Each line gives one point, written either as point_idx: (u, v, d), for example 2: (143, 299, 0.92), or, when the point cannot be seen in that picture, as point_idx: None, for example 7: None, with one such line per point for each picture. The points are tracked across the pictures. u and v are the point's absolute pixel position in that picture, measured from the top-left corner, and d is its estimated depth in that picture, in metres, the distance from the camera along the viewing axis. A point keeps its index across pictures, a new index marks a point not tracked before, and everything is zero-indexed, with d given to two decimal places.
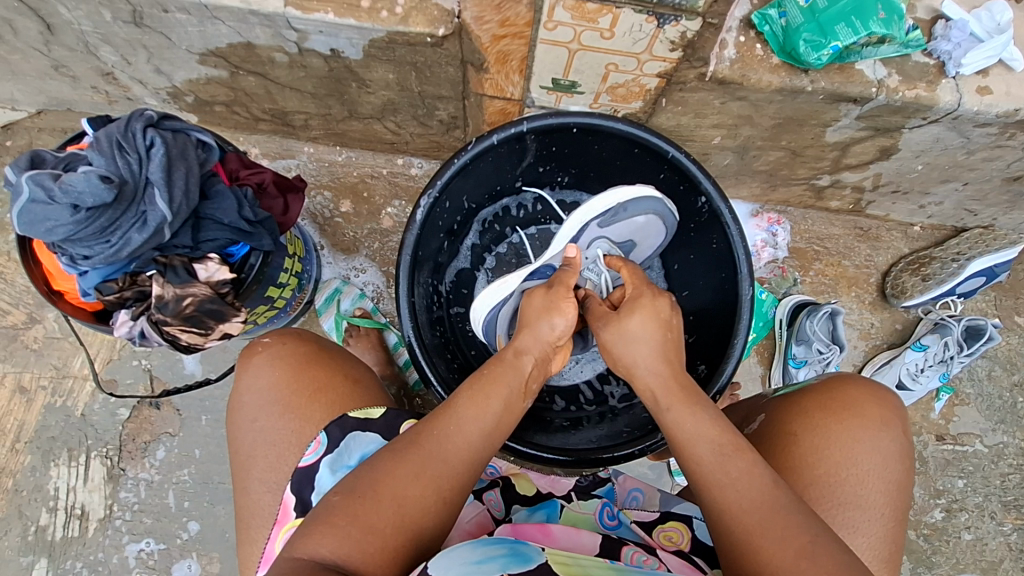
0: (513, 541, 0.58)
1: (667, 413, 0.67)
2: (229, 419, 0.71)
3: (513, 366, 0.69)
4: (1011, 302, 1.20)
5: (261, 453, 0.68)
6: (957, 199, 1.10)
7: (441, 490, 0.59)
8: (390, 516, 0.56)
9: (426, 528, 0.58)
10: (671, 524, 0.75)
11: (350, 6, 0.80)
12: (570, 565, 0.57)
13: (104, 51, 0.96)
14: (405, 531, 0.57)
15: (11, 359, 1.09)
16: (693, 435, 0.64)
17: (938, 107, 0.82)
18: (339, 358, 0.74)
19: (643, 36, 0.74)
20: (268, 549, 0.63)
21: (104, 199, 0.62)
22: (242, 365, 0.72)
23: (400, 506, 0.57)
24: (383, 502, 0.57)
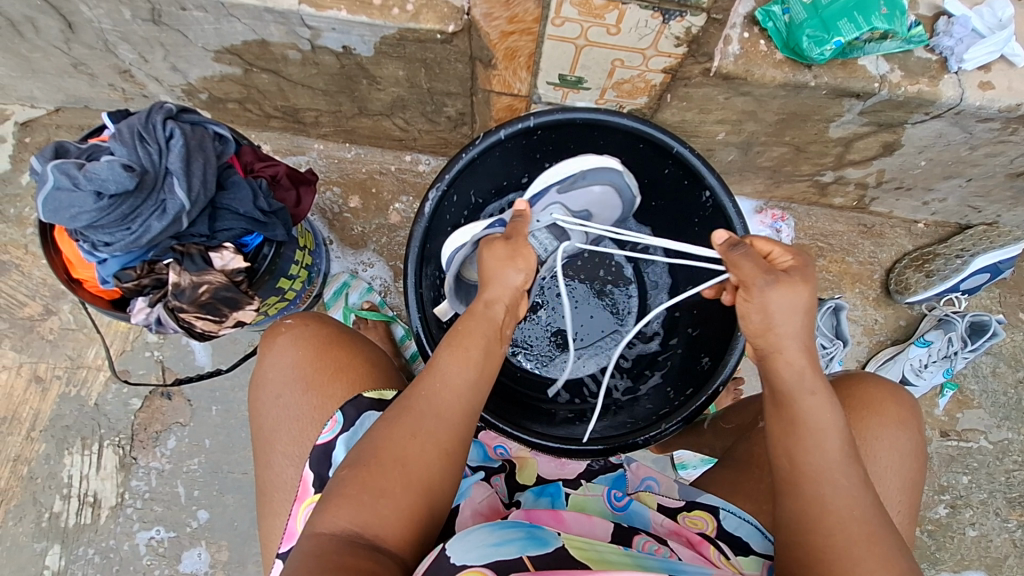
0: (530, 525, 0.59)
1: (807, 397, 0.63)
2: (253, 395, 0.73)
3: (482, 314, 0.69)
4: (1015, 298, 1.20)
5: (285, 428, 0.70)
6: (960, 195, 1.11)
7: (440, 444, 0.61)
8: (396, 479, 0.58)
9: (438, 483, 0.60)
10: (696, 512, 0.74)
11: (362, 4, 0.82)
12: (587, 549, 0.58)
13: (122, 49, 0.98)
14: (416, 490, 0.59)
15: (27, 349, 1.11)
16: (826, 426, 0.61)
17: (940, 102, 0.83)
18: (359, 341, 0.76)
19: (649, 31, 0.76)
20: (291, 526, 0.65)
21: (126, 187, 0.64)
22: (265, 345, 0.73)
23: (403, 467, 0.59)
24: (387, 467, 0.59)
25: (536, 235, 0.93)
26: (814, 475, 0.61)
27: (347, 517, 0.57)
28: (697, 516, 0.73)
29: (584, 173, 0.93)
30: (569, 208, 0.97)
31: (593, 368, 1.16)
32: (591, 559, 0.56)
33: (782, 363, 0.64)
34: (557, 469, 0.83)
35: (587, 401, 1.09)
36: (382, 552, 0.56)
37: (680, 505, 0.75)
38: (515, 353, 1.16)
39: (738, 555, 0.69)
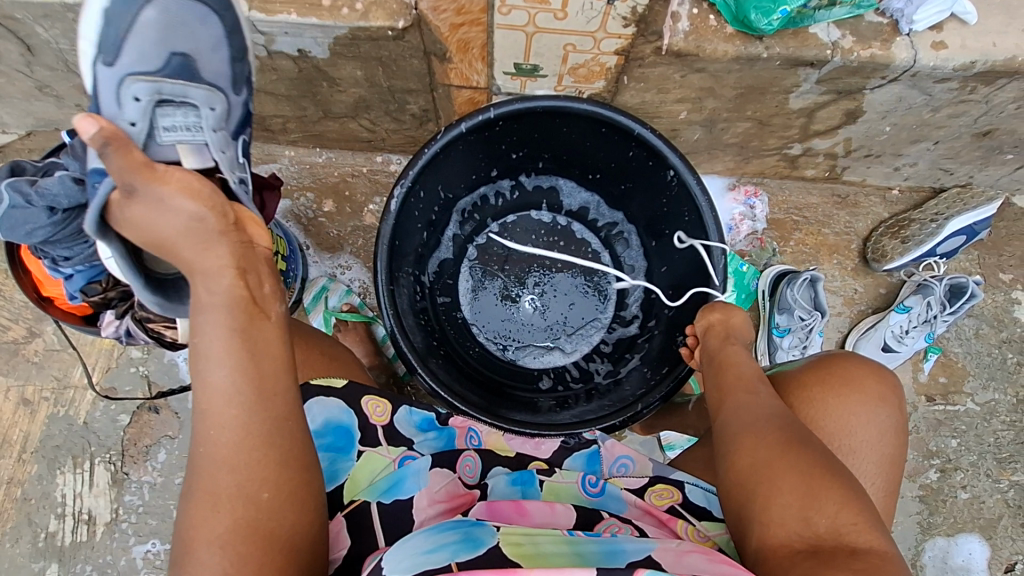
0: (469, 526, 0.61)
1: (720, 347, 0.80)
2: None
3: (208, 308, 0.57)
4: (994, 259, 1.20)
5: None
6: (931, 158, 1.11)
7: (249, 498, 0.54)
8: (218, 559, 0.53)
9: (279, 526, 0.55)
10: (660, 486, 0.76)
11: (311, 6, 0.82)
12: (521, 546, 0.58)
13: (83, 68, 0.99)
14: (250, 556, 0.53)
15: (14, 372, 1.12)
16: (738, 360, 0.78)
17: (894, 65, 0.83)
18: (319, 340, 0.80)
19: (595, 13, 0.77)
20: None
21: (78, 201, 0.65)
22: None
23: (221, 544, 0.53)
24: (202, 554, 0.53)
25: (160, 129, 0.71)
26: (734, 412, 0.71)
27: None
28: (662, 492, 0.76)
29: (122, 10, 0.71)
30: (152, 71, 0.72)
31: (578, 354, 1.16)
32: (523, 556, 0.56)
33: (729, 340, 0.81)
34: (530, 449, 0.82)
35: (570, 387, 1.10)
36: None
37: (644, 483, 0.76)
38: (497, 345, 1.17)
39: (704, 521, 0.73)
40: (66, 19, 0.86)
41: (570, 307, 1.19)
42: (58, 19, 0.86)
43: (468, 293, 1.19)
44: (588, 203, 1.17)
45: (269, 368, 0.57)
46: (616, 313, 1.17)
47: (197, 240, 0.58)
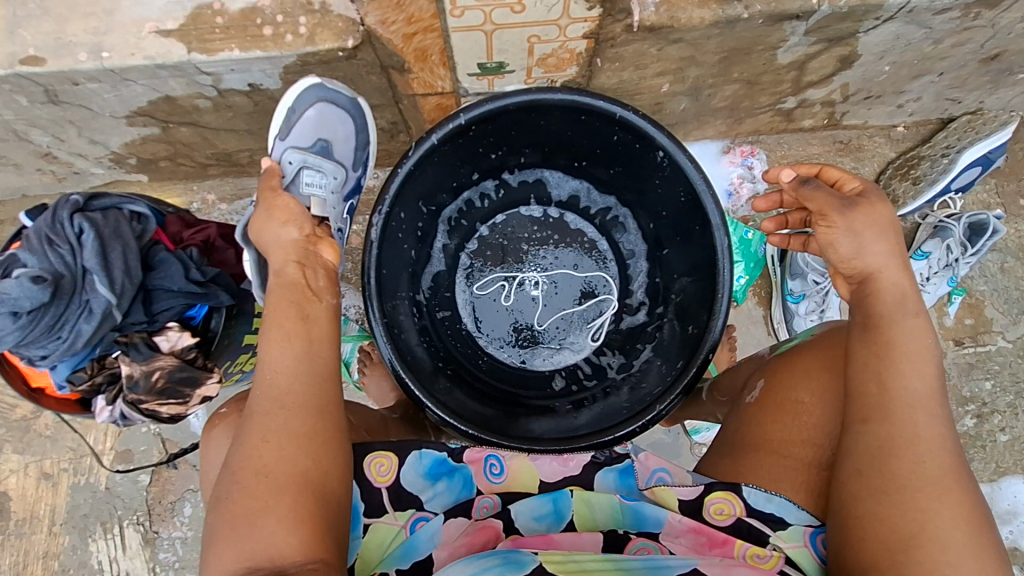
0: (507, 551, 0.62)
1: (888, 322, 0.62)
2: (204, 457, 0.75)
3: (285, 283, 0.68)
4: (1013, 186, 1.13)
5: None
6: (936, 90, 1.03)
7: (294, 434, 0.63)
8: (267, 489, 0.60)
9: (316, 470, 0.63)
10: (717, 495, 0.69)
11: (254, 38, 0.77)
12: (564, 563, 0.60)
13: (35, 134, 0.95)
14: (292, 486, 0.61)
15: (29, 449, 1.12)
16: (918, 349, 0.60)
17: (888, 5, 0.76)
18: None
19: (555, 1, 0.70)
20: None
21: (41, 300, 0.61)
22: (205, 441, 0.75)
23: (266, 473, 0.61)
24: (252, 482, 0.61)
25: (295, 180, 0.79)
26: (915, 440, 0.58)
27: (230, 552, 0.58)
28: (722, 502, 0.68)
29: (290, 106, 0.80)
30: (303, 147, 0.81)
31: (589, 349, 1.12)
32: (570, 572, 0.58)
33: (899, 295, 0.62)
34: (559, 470, 0.75)
35: (584, 386, 1.07)
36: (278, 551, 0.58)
37: (699, 493, 0.69)
38: (504, 352, 1.14)
39: (778, 530, 0.66)
40: (3, 90, 0.82)
41: (574, 302, 1.15)
42: None
43: (467, 303, 1.14)
44: (577, 191, 1.12)
45: (319, 330, 0.68)
46: (622, 301, 1.13)
47: (271, 219, 0.70)
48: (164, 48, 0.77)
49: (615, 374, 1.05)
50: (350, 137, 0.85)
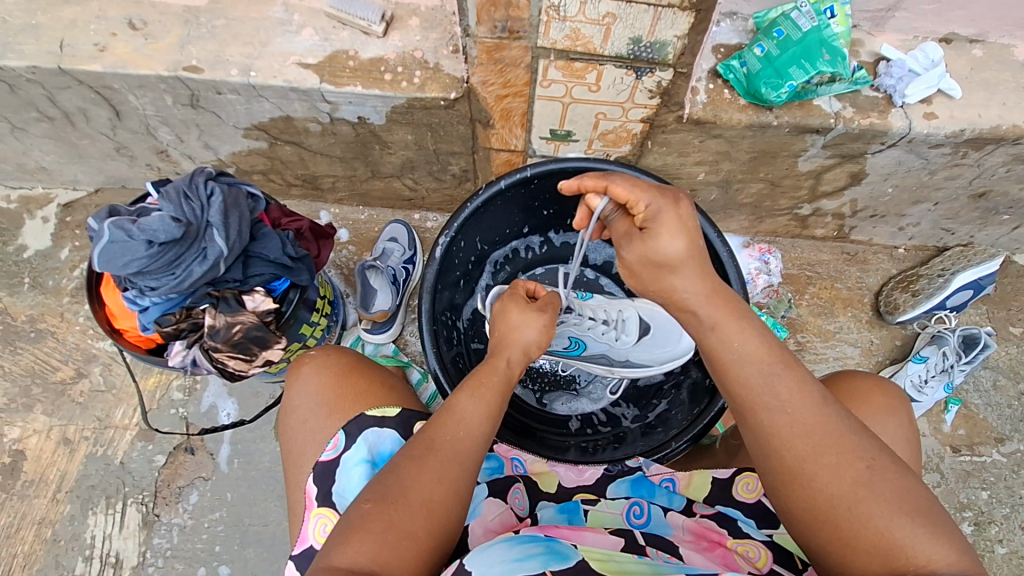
0: (547, 540, 0.64)
1: (712, 334, 0.66)
2: (281, 423, 0.75)
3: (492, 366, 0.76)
4: (1002, 314, 1.25)
5: (311, 452, 0.72)
6: (932, 218, 1.19)
7: (459, 481, 0.65)
8: (422, 521, 0.61)
9: (450, 520, 0.64)
10: (749, 471, 0.77)
11: (375, 79, 0.94)
12: (606, 561, 0.62)
13: (162, 132, 1.11)
14: (433, 521, 0.62)
15: (58, 412, 1.17)
16: (743, 358, 0.64)
17: (893, 132, 0.93)
18: (377, 368, 0.79)
19: (625, 87, 0.88)
20: (301, 534, 0.68)
21: (173, 236, 0.72)
22: (291, 375, 0.76)
23: (428, 502, 0.62)
24: (411, 504, 0.62)
25: (390, 262, 1.20)
26: (772, 437, 0.61)
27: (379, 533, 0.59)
28: (749, 481, 0.76)
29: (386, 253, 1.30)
30: (397, 253, 1.22)
31: (606, 401, 1.19)
32: (609, 569, 0.61)
33: (688, 315, 0.69)
34: (575, 479, 0.83)
35: (599, 430, 1.12)
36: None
37: (732, 473, 0.79)
38: (529, 392, 1.20)
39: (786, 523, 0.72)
40: (157, 89, 0.98)
41: None
42: (150, 89, 0.99)
43: None
44: (612, 257, 1.25)
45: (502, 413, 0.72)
46: None
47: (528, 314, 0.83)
48: (302, 76, 0.95)
49: (629, 423, 1.12)
50: (397, 260, 1.21)
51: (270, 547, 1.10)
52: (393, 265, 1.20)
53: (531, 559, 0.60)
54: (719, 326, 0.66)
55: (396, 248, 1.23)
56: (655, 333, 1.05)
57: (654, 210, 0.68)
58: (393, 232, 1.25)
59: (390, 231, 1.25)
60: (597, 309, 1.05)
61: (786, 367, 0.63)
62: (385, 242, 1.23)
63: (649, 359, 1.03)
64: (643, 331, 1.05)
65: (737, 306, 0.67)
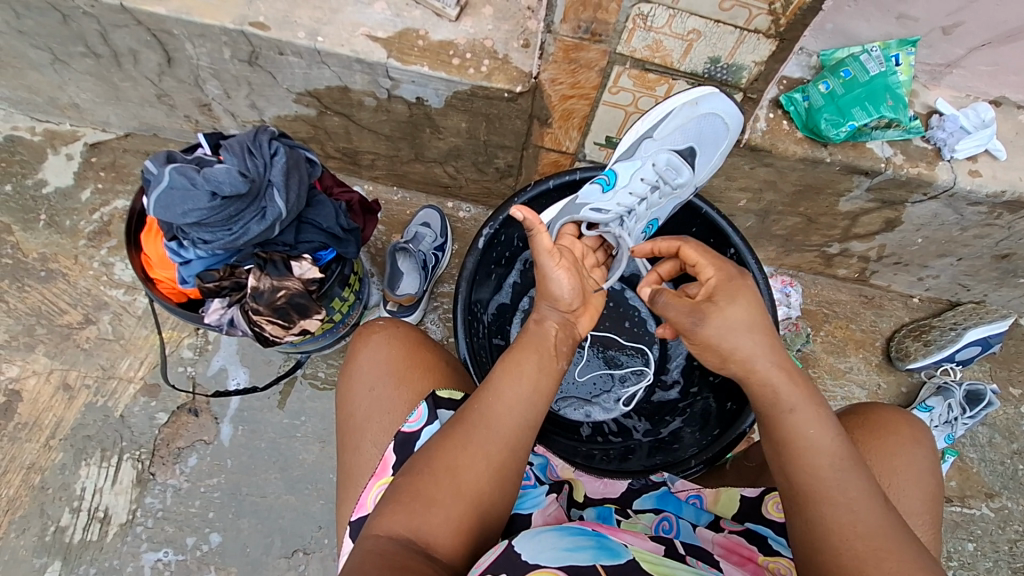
0: (597, 534, 0.61)
1: (787, 414, 0.63)
2: (342, 387, 0.73)
3: (541, 332, 0.71)
4: (1004, 373, 1.28)
5: (376, 419, 0.70)
6: (952, 273, 1.23)
7: (492, 460, 0.60)
8: (450, 490, 0.58)
9: (489, 499, 0.60)
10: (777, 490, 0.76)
11: (443, 62, 0.94)
12: (659, 565, 0.59)
13: (210, 85, 1.09)
14: (466, 499, 0.58)
15: (61, 356, 1.13)
16: (814, 442, 0.61)
17: (937, 184, 0.96)
18: (442, 347, 0.78)
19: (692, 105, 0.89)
20: (361, 499, 0.65)
21: (238, 190, 0.70)
22: (359, 340, 0.74)
23: (457, 479, 0.59)
24: (439, 476, 0.58)
25: (422, 245, 1.19)
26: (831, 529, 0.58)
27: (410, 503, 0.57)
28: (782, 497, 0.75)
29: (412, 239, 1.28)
30: (428, 237, 1.21)
31: (618, 412, 1.18)
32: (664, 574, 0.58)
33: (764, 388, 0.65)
34: (601, 490, 0.84)
35: (610, 440, 1.11)
36: (433, 561, 0.55)
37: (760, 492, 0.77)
38: None
39: None
40: (219, 40, 0.96)
41: (612, 366, 1.22)
42: (211, 39, 0.97)
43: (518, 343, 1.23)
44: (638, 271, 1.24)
45: (553, 390, 0.66)
46: (657, 376, 1.21)
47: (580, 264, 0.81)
48: (369, 48, 0.94)
49: (641, 436, 1.11)
50: (429, 244, 1.20)
51: (264, 519, 1.07)
52: (426, 248, 1.18)
53: (582, 550, 0.57)
54: (798, 409, 0.63)
55: (428, 233, 1.21)
56: (701, 148, 0.93)
57: (727, 274, 0.70)
58: (424, 217, 1.24)
59: (421, 217, 1.24)
60: (636, 179, 0.91)
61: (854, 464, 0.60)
62: (417, 226, 1.22)
63: (705, 161, 0.94)
64: (689, 155, 0.93)
65: (815, 394, 0.64)
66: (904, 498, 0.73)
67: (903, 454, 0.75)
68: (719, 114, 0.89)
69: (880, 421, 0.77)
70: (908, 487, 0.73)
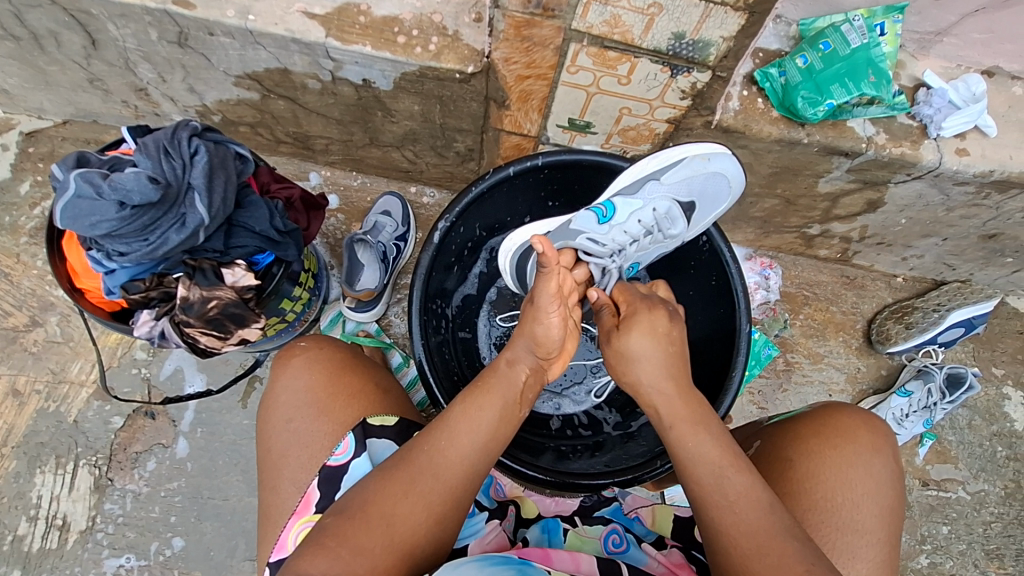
0: (521, 563, 0.61)
1: (670, 430, 0.67)
2: (261, 419, 0.71)
3: (507, 376, 0.69)
4: (987, 353, 1.25)
5: (294, 453, 0.68)
6: (937, 253, 1.18)
7: (430, 507, 0.60)
8: (379, 536, 0.57)
9: (419, 546, 0.59)
10: None
11: (386, 41, 0.86)
12: None
13: (142, 68, 1.00)
14: (396, 548, 0.58)
15: (8, 361, 1.08)
16: (694, 457, 0.64)
17: (921, 164, 0.90)
18: (370, 368, 0.75)
19: (657, 84, 0.82)
20: (281, 538, 0.64)
21: (150, 199, 0.64)
22: (279, 366, 0.72)
23: (390, 524, 0.58)
24: (372, 521, 0.57)
25: (381, 236, 1.13)
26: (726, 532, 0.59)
27: (334, 546, 0.55)
28: None
29: None
30: (388, 226, 1.15)
31: (589, 404, 1.15)
32: None
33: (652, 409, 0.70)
34: (553, 508, 0.82)
35: (580, 434, 1.09)
36: None
37: None
38: None
39: None
40: (142, 21, 0.88)
41: (586, 356, 1.18)
42: (133, 20, 0.88)
43: (487, 336, 1.19)
44: None
45: (508, 437, 0.66)
46: None
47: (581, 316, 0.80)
48: (306, 27, 0.85)
49: (611, 430, 1.08)
50: (389, 235, 1.14)
51: (228, 522, 1.05)
52: (384, 239, 1.13)
53: None
54: (678, 425, 0.66)
55: (388, 222, 1.15)
56: (702, 203, 0.94)
57: (635, 311, 0.75)
58: (385, 204, 1.17)
59: (381, 204, 1.17)
60: (633, 219, 0.90)
61: (735, 468, 0.62)
62: (376, 214, 1.16)
63: (704, 218, 0.95)
64: (689, 209, 0.93)
65: (697, 407, 0.67)
66: (857, 514, 0.69)
67: (858, 466, 0.71)
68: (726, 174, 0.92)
69: (834, 427, 0.74)
70: (845, 489, 0.70)
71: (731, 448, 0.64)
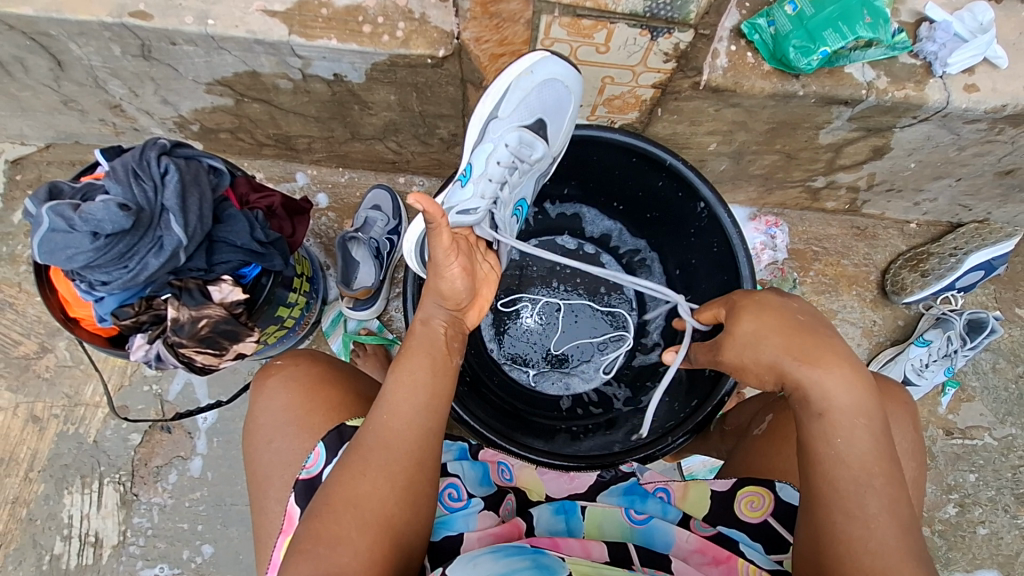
0: (534, 551, 0.62)
1: (820, 419, 0.62)
2: (247, 442, 0.71)
3: (424, 334, 0.69)
4: (1010, 294, 1.20)
5: (279, 473, 0.68)
6: (951, 195, 1.12)
7: (393, 476, 0.60)
8: (351, 522, 0.58)
9: (400, 519, 0.60)
10: (749, 489, 0.74)
11: (352, 32, 0.83)
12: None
13: (113, 84, 0.98)
14: (373, 527, 0.58)
15: (23, 389, 1.10)
16: (841, 454, 0.60)
17: (927, 106, 0.84)
18: (348, 378, 0.75)
19: (638, 49, 0.77)
20: (274, 558, 0.65)
21: (122, 226, 0.63)
22: (258, 387, 0.72)
23: (357, 507, 0.59)
24: (339, 511, 0.58)
25: (372, 229, 1.11)
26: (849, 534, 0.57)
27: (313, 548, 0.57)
28: (753, 491, 0.74)
29: None
30: (380, 220, 1.12)
31: (598, 381, 1.14)
32: None
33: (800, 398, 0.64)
34: (567, 486, 0.82)
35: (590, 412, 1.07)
36: None
37: (730, 487, 0.76)
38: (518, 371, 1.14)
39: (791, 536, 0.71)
40: (102, 37, 0.85)
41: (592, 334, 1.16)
42: (93, 37, 0.86)
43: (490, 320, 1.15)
44: (610, 231, 1.14)
45: (447, 386, 0.67)
46: (638, 340, 1.15)
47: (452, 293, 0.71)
48: (267, 26, 0.82)
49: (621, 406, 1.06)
50: (381, 229, 1.12)
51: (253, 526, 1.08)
52: (376, 233, 1.11)
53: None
54: (831, 415, 0.61)
55: (381, 216, 1.13)
56: (549, 118, 0.83)
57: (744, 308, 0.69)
58: (376, 198, 1.15)
59: (372, 198, 1.15)
60: (491, 162, 0.81)
61: (879, 479, 0.59)
62: (366, 208, 1.14)
63: (558, 133, 0.86)
64: (540, 128, 0.83)
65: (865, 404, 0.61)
66: None
67: None
68: (557, 79, 0.80)
69: None
70: None
71: (886, 454, 0.60)
